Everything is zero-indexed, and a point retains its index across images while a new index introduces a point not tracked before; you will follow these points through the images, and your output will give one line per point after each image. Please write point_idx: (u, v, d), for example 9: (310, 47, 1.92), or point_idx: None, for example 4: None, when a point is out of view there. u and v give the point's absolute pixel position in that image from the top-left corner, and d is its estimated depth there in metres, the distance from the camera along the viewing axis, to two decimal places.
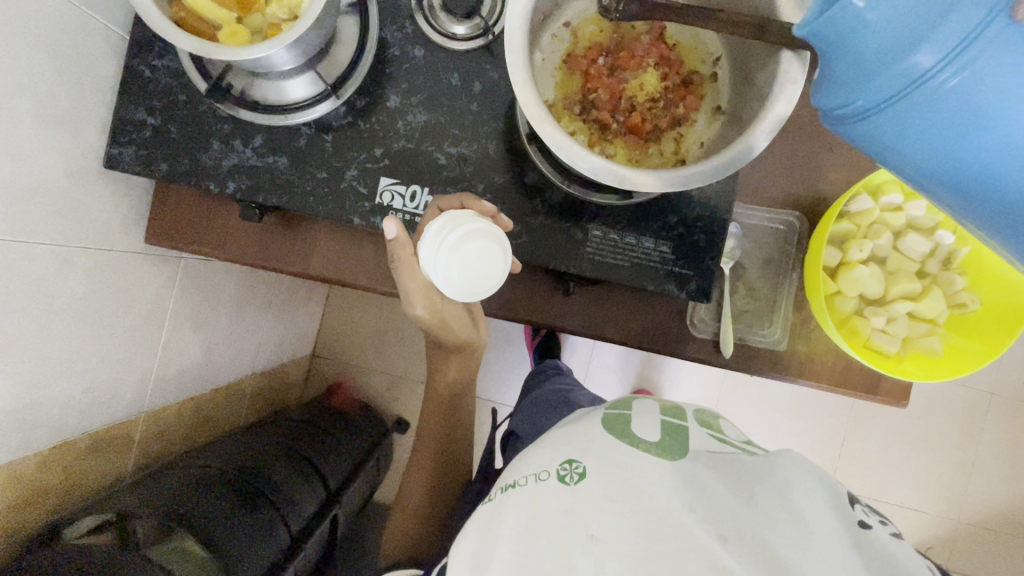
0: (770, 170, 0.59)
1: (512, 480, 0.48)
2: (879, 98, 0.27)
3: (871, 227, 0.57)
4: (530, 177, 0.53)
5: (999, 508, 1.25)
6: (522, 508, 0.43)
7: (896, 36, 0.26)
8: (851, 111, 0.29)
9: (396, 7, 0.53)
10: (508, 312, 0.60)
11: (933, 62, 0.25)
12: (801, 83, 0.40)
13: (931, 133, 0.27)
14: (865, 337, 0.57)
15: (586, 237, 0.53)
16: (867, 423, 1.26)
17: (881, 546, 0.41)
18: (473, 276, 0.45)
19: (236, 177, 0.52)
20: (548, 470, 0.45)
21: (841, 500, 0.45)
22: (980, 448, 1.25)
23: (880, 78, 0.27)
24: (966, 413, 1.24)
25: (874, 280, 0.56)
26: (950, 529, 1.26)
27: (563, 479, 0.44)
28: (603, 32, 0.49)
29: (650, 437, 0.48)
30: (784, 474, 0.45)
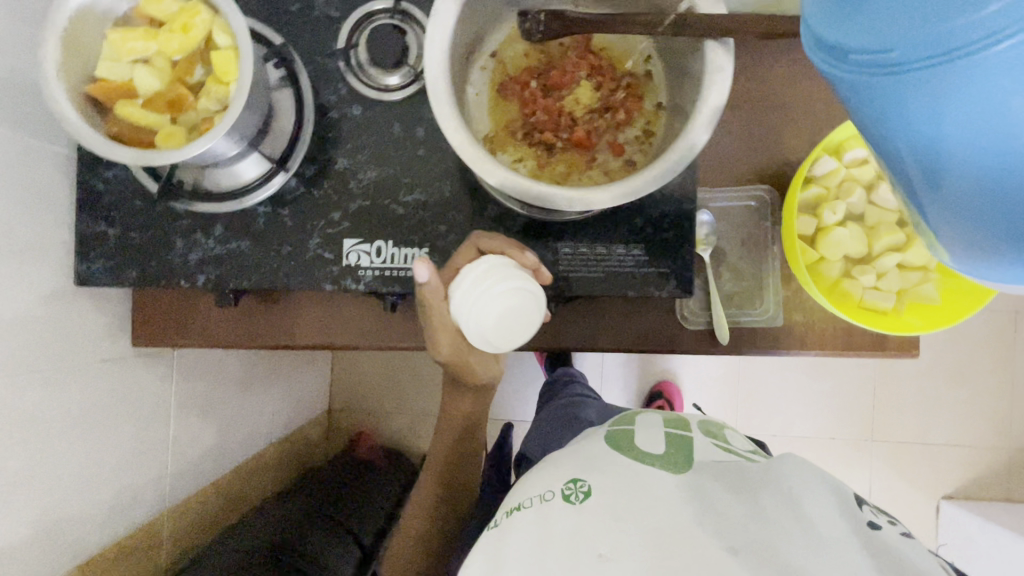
0: (729, 151, 0.59)
1: (516, 503, 0.47)
2: (920, 53, 0.21)
3: (841, 186, 0.56)
4: (490, 209, 0.53)
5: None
6: (528, 531, 0.42)
7: None
8: (873, 60, 0.22)
9: (325, 71, 0.53)
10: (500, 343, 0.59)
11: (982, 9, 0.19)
12: (729, 71, 0.40)
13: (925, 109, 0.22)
14: (858, 297, 0.55)
15: (558, 257, 0.53)
16: (895, 369, 1.23)
17: (892, 544, 0.40)
18: (498, 329, 0.45)
19: (205, 268, 0.53)
20: (553, 489, 0.44)
21: (848, 500, 0.44)
22: (1016, 373, 1.22)
23: (936, 24, 0.20)
24: (995, 336, 1.21)
25: (854, 239, 0.55)
26: (1002, 457, 1.22)
27: (568, 498, 0.43)
28: (531, 55, 0.49)
29: (654, 450, 0.48)
30: (789, 479, 0.44)
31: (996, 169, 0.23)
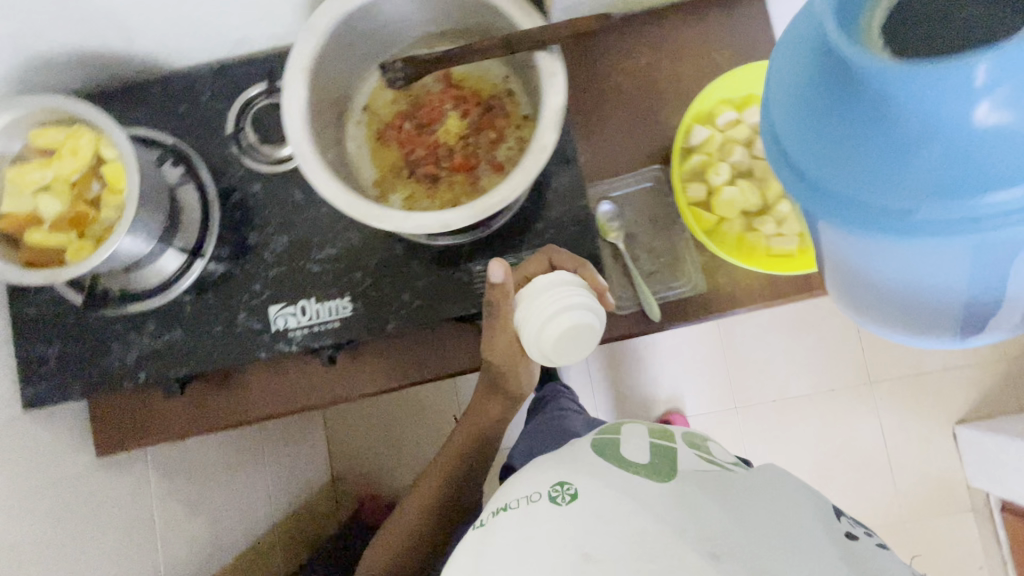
0: (615, 142, 0.62)
1: (502, 503, 0.51)
2: (932, 217, 0.28)
3: (722, 148, 0.60)
4: (399, 246, 0.56)
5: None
6: (515, 530, 0.46)
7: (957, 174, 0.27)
8: (896, 218, 0.30)
9: (221, 158, 0.57)
10: (448, 367, 0.59)
11: (953, 223, 0.28)
12: (562, 72, 0.44)
13: (910, 254, 0.33)
14: (764, 246, 0.58)
15: (473, 276, 0.56)
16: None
17: (866, 554, 0.45)
18: (560, 346, 0.48)
19: (145, 365, 0.55)
20: (539, 491, 0.49)
21: (826, 514, 0.49)
22: None
23: (947, 204, 0.28)
24: None
25: (746, 193, 0.58)
26: (1002, 369, 1.22)
27: (556, 500, 0.47)
28: (399, 100, 0.53)
29: (639, 460, 0.52)
30: (772, 493, 0.49)
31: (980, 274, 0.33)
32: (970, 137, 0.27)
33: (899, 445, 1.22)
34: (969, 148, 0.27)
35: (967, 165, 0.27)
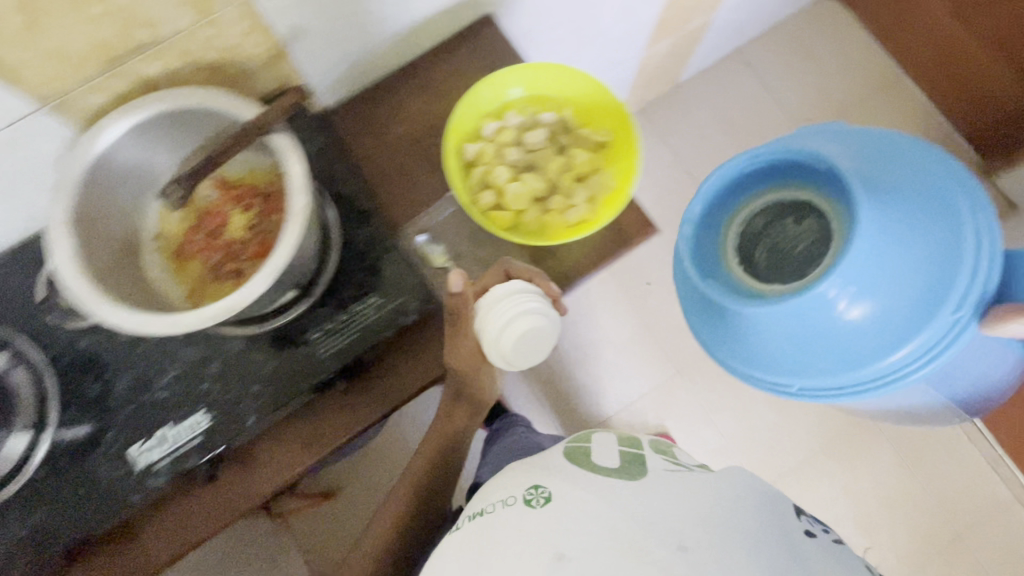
0: (410, 183, 0.68)
1: (479, 509, 0.63)
2: None
3: (496, 152, 0.66)
4: (238, 344, 0.58)
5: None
6: (492, 527, 0.58)
7: None
8: None
9: (43, 329, 0.59)
10: (350, 429, 0.61)
11: (884, 388, 0.57)
12: (295, 143, 0.49)
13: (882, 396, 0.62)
14: (560, 221, 0.63)
15: (313, 345, 0.58)
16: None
17: (820, 544, 0.55)
18: (520, 345, 0.59)
19: (18, 555, 0.54)
20: (515, 496, 0.61)
21: (789, 513, 0.59)
22: None
23: None
24: None
25: (527, 184, 0.64)
26: None
27: (530, 501, 0.59)
28: (186, 218, 0.57)
29: (612, 467, 0.65)
30: (736, 489, 0.60)
31: None
32: (854, 325, 0.54)
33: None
34: None
35: (829, 329, 0.54)
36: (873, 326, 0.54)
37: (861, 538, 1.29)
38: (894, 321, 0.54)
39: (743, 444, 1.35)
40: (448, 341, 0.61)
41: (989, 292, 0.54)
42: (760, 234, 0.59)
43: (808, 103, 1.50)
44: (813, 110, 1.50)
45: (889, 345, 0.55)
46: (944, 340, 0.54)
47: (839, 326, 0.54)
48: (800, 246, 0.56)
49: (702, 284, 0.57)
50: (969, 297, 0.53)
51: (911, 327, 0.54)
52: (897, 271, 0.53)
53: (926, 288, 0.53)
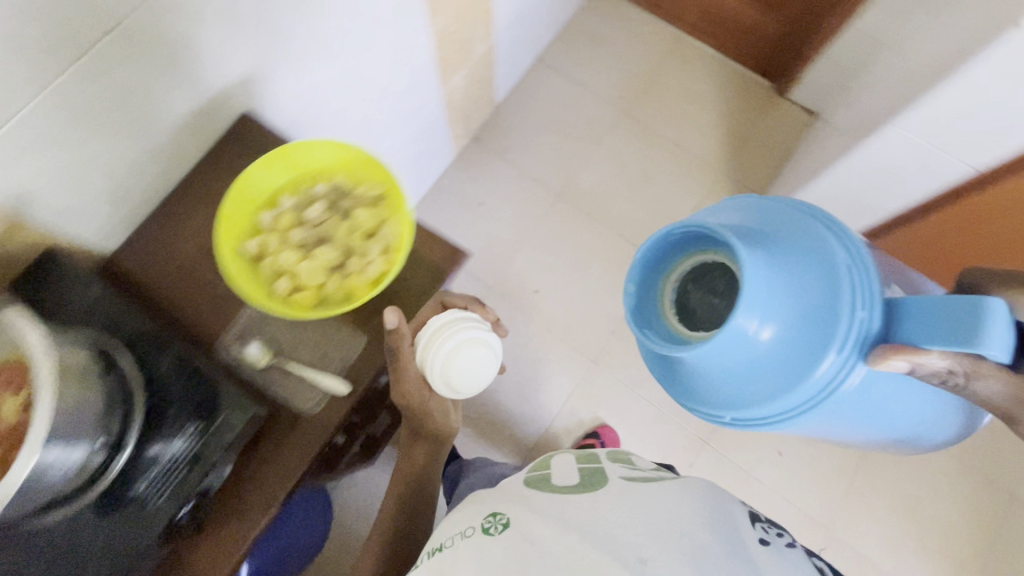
0: (207, 296, 0.69)
1: (438, 544, 0.73)
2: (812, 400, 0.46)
3: (280, 239, 0.66)
4: (58, 530, 0.54)
5: (694, 142, 1.59)
6: (450, 557, 0.68)
7: None
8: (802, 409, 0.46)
9: None
10: (246, 535, 0.62)
11: (812, 409, 0.56)
12: (16, 313, 0.47)
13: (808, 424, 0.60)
14: (359, 282, 0.64)
15: (141, 498, 0.56)
16: (600, 217, 1.53)
17: (770, 547, 0.67)
18: (464, 368, 0.68)
19: None
20: (473, 527, 0.72)
21: (740, 522, 0.71)
22: (642, 159, 1.58)
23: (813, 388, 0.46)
24: (606, 156, 1.58)
25: (319, 259, 0.65)
26: (696, 198, 1.55)
27: (489, 527, 0.71)
28: None
29: (569, 483, 0.79)
30: (681, 488, 0.75)
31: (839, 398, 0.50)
32: (755, 351, 0.54)
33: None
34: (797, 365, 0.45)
35: (752, 359, 0.54)
36: (778, 350, 0.54)
37: (808, 445, 1.36)
38: (792, 345, 0.54)
39: (677, 401, 1.41)
40: (317, 427, 0.64)
41: (873, 329, 0.54)
42: (701, 294, 0.57)
43: (614, 81, 1.64)
44: (620, 86, 1.63)
45: (802, 367, 0.54)
46: (847, 362, 0.54)
47: (751, 357, 0.54)
48: (719, 298, 0.56)
49: (640, 335, 0.55)
50: (859, 328, 0.54)
51: (811, 358, 0.54)
52: (799, 308, 0.54)
53: (822, 315, 0.54)
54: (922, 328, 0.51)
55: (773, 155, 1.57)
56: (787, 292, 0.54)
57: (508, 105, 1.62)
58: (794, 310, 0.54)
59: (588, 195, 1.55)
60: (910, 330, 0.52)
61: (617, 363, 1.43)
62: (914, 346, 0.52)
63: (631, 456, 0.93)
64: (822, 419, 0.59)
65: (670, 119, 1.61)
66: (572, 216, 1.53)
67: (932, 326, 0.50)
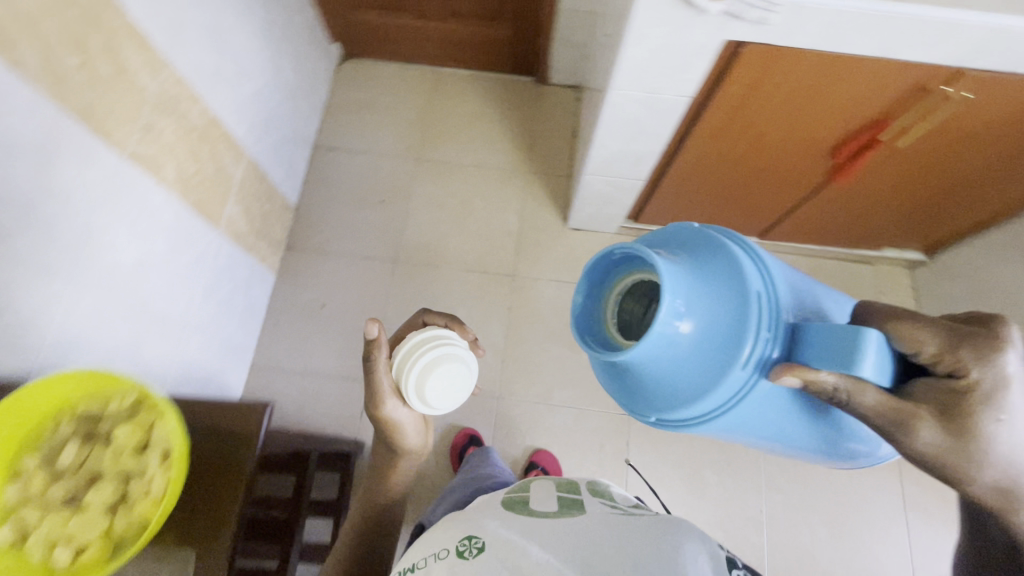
0: None
1: (410, 565, 0.69)
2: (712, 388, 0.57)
3: (44, 501, 0.63)
4: None
5: (491, 158, 1.65)
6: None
7: (711, 359, 0.57)
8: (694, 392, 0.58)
9: None
10: None
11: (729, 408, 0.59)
12: None
13: (729, 427, 0.62)
14: (149, 496, 0.64)
15: None
16: (442, 263, 1.53)
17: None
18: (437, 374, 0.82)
19: None
20: (447, 548, 0.67)
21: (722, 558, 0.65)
22: (455, 197, 1.60)
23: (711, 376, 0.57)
24: (421, 209, 1.59)
25: (100, 496, 0.64)
26: (519, 208, 1.59)
27: (462, 551, 0.66)
28: None
29: (548, 507, 0.77)
30: (674, 520, 0.70)
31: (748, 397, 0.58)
32: (679, 354, 0.57)
33: (553, 275, 1.53)
34: (697, 353, 0.57)
35: (675, 357, 0.57)
36: (695, 356, 0.57)
37: None
38: (709, 353, 0.57)
39: (588, 395, 1.43)
40: None
41: (773, 351, 0.57)
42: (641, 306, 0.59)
43: (396, 137, 1.66)
44: (403, 139, 1.66)
45: (713, 373, 0.57)
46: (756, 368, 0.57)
47: (675, 362, 0.57)
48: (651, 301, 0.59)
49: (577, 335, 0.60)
50: (767, 342, 0.57)
51: (724, 363, 0.56)
52: (719, 321, 0.57)
53: (737, 328, 0.56)
54: (816, 347, 0.55)
55: (562, 138, 1.67)
56: (713, 307, 0.57)
57: (306, 202, 1.57)
58: (716, 323, 0.57)
59: (422, 251, 1.54)
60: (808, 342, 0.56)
61: (521, 386, 1.43)
62: (807, 366, 0.55)
63: (612, 486, 0.92)
64: (742, 421, 0.61)
65: (462, 147, 1.66)
66: (416, 275, 1.51)
67: (827, 346, 0.54)
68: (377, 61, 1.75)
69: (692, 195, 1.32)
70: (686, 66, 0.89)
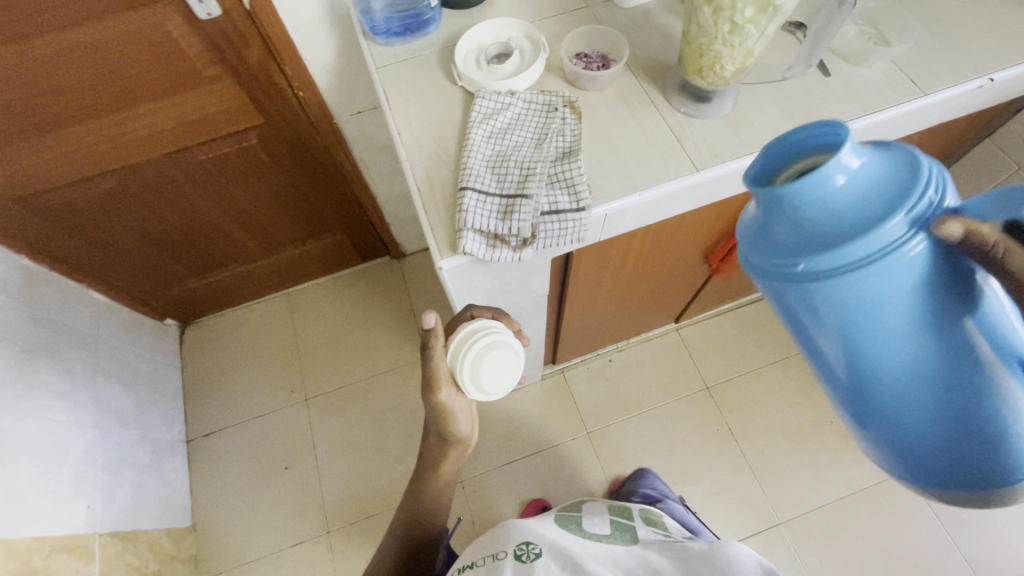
0: None
1: (475, 561, 0.80)
2: (843, 258, 0.36)
3: None
4: None
5: (383, 362, 1.51)
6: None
7: (857, 214, 0.36)
8: (809, 262, 0.37)
9: None
10: None
11: (856, 272, 0.36)
12: None
13: (850, 323, 0.38)
14: None
15: None
16: (381, 506, 1.34)
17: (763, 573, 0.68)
18: (500, 373, 0.74)
19: None
20: (513, 549, 0.76)
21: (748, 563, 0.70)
22: (367, 423, 1.43)
23: (847, 242, 0.36)
24: (336, 455, 1.40)
25: None
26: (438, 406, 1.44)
27: (523, 554, 0.75)
28: None
29: (606, 530, 0.92)
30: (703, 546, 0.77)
31: (886, 277, 0.36)
32: (824, 193, 0.36)
33: (499, 460, 1.38)
34: (843, 205, 0.36)
35: (803, 210, 0.37)
36: (831, 211, 0.36)
37: (706, 490, 1.32)
38: (869, 204, 0.36)
39: None
40: None
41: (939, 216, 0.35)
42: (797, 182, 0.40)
43: (275, 387, 1.48)
44: (283, 385, 1.48)
45: (864, 220, 0.35)
46: (917, 221, 0.35)
47: (804, 207, 0.37)
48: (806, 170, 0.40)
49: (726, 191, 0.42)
50: (932, 207, 0.35)
51: (868, 215, 0.35)
52: (890, 175, 0.36)
53: (903, 183, 0.35)
54: (991, 202, 0.34)
55: (445, 308, 1.56)
56: (895, 160, 0.37)
57: (201, 512, 1.34)
58: (897, 172, 0.36)
59: (356, 503, 1.34)
60: (982, 201, 0.35)
61: None
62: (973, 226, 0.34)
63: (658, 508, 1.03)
64: (880, 316, 0.37)
65: (347, 367, 1.50)
66: (357, 535, 1.31)
67: (1004, 202, 0.34)
68: (226, 311, 1.58)
69: (594, 330, 1.24)
70: (528, 285, 0.80)
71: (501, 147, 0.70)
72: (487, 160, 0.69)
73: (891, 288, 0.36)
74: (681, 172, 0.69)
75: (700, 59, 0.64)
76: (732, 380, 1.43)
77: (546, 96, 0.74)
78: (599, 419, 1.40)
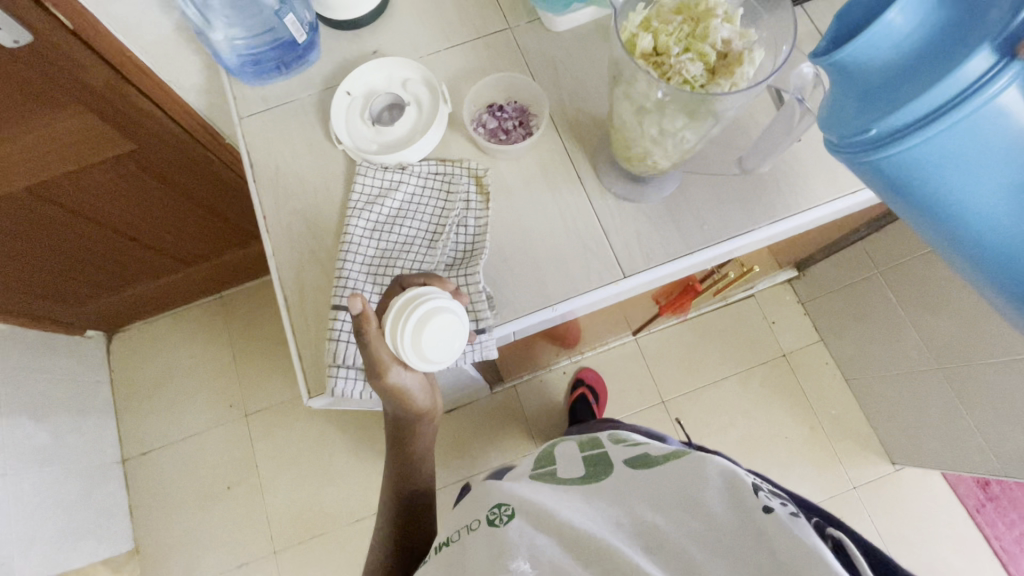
0: None
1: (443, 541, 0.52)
2: (914, 115, 0.36)
3: None
4: None
5: None
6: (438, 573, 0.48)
7: (927, 66, 0.35)
8: (881, 128, 0.37)
9: None
10: None
11: (919, 134, 0.36)
12: None
13: (927, 177, 0.38)
14: None
15: None
16: (327, 526, 1.32)
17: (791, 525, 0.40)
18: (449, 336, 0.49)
19: None
20: (480, 519, 0.49)
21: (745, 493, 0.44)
22: (311, 439, 1.38)
23: (917, 94, 0.35)
24: (279, 472, 1.36)
25: None
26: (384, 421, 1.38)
27: (494, 520, 0.48)
28: None
29: (578, 468, 0.57)
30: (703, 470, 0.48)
31: (974, 112, 0.34)
32: (887, 40, 0.36)
33: (449, 476, 1.35)
34: (923, 46, 0.35)
35: (883, 65, 0.37)
36: (907, 63, 0.36)
37: None
38: (949, 40, 0.34)
39: None
40: None
41: None
42: None
43: (213, 402, 1.40)
44: (221, 399, 1.41)
45: (947, 59, 0.34)
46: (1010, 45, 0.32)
47: (885, 60, 0.37)
48: None
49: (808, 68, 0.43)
50: None
51: (956, 51, 0.34)
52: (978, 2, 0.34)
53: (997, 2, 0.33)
54: None
55: None
56: None
57: (143, 533, 1.31)
58: None
59: (302, 521, 1.32)
60: None
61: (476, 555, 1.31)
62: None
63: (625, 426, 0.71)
64: (958, 162, 0.36)
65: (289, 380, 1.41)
66: (303, 553, 1.30)
67: None
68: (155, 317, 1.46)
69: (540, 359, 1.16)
70: None
71: (386, 244, 0.57)
72: (368, 265, 0.56)
73: (977, 127, 0.35)
74: (605, 279, 0.57)
75: (626, 149, 0.50)
76: (689, 393, 1.38)
77: (446, 169, 0.59)
78: (551, 433, 1.36)
